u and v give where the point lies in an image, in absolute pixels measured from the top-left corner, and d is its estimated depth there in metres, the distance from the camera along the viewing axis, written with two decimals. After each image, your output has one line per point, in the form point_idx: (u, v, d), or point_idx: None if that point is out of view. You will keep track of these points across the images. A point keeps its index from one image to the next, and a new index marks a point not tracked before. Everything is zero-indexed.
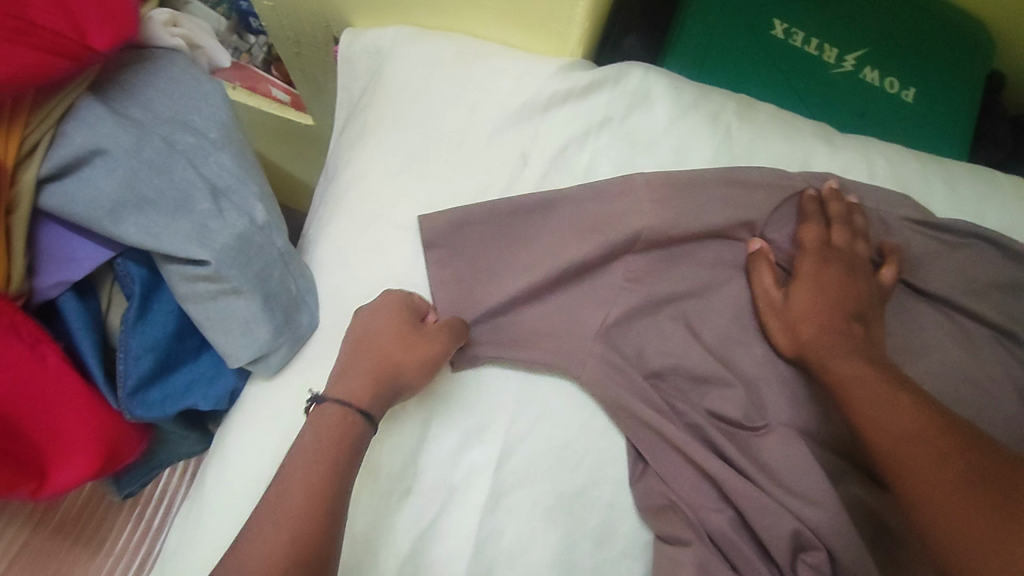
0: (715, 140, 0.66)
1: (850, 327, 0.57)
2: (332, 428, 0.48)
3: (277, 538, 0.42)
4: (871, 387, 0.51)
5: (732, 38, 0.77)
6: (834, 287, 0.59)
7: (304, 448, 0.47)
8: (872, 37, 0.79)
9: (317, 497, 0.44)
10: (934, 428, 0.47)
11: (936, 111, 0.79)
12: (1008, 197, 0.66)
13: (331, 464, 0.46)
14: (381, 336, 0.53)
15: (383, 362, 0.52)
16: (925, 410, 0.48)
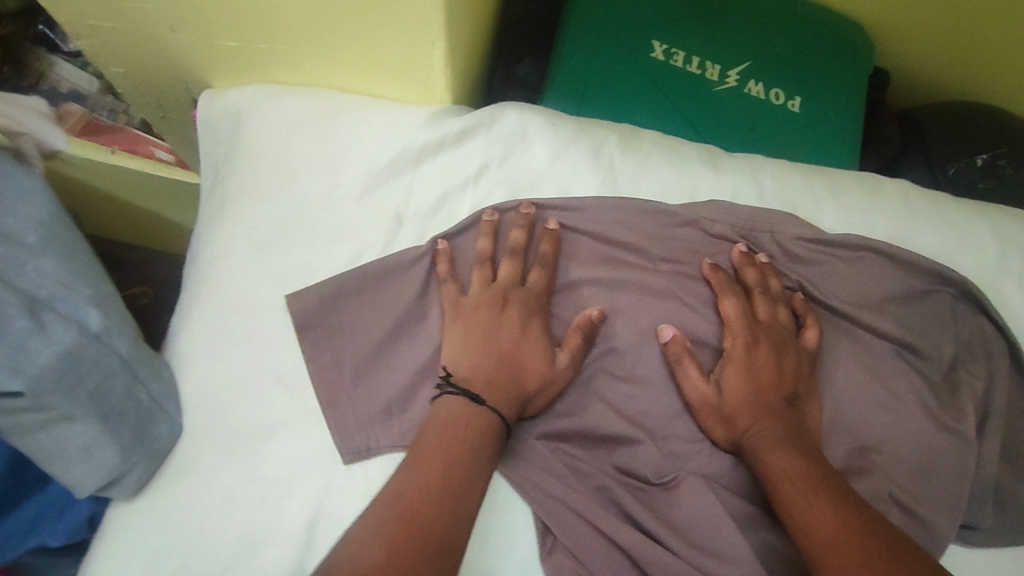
0: (599, 174, 0.64)
1: (784, 409, 0.55)
2: (453, 428, 0.49)
3: (400, 549, 0.40)
4: (802, 475, 0.49)
5: (613, 65, 0.75)
6: (766, 367, 0.56)
7: (443, 418, 0.50)
8: (751, 50, 0.78)
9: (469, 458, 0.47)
10: (859, 528, 0.45)
11: (822, 119, 0.79)
12: (897, 203, 0.66)
13: (456, 467, 0.46)
14: (529, 356, 0.54)
15: (533, 381, 0.54)
16: (855, 508, 0.47)
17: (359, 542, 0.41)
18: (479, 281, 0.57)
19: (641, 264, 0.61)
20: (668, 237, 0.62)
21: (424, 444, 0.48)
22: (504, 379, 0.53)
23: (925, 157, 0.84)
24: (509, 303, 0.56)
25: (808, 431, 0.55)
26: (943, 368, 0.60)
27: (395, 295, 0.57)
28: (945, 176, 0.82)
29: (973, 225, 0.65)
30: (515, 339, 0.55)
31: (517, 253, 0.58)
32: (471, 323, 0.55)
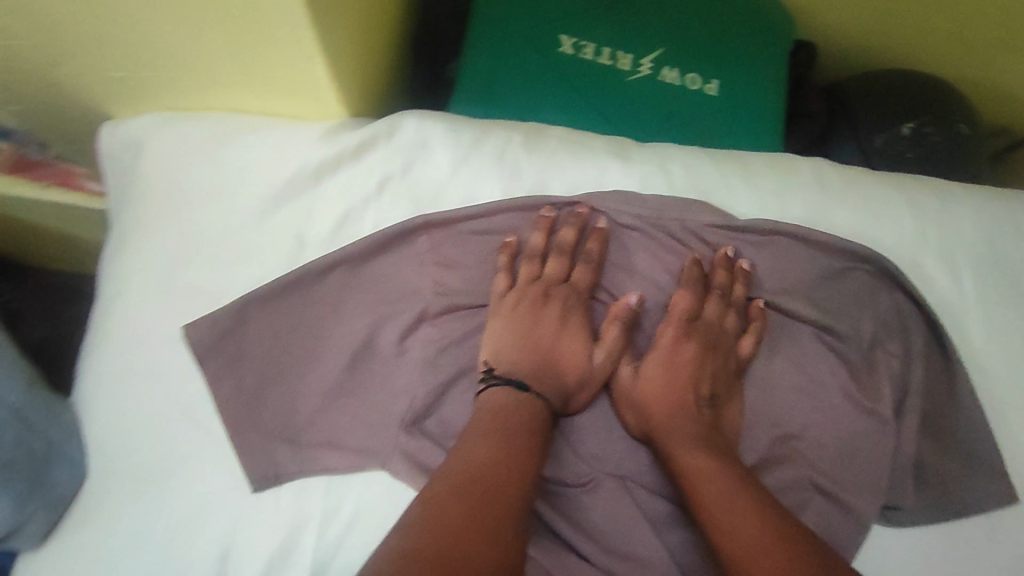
0: (504, 176, 0.63)
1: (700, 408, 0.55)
2: (508, 413, 0.52)
3: (470, 495, 0.44)
4: (720, 473, 0.49)
5: (521, 62, 0.73)
6: (682, 366, 0.57)
7: (502, 395, 0.54)
8: (665, 36, 0.77)
9: (532, 419, 0.52)
10: (779, 534, 0.45)
11: (739, 101, 0.78)
12: (810, 182, 0.64)
13: (520, 444, 0.50)
14: (564, 344, 0.57)
15: (570, 376, 0.56)
16: (772, 509, 0.47)
17: (434, 496, 0.44)
18: (525, 275, 0.59)
19: (557, 259, 0.59)
20: (579, 231, 0.60)
21: (477, 427, 0.51)
22: (547, 371, 0.56)
23: (852, 130, 0.83)
24: (551, 296, 0.59)
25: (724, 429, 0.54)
26: (862, 345, 0.59)
27: (549, 277, 0.59)
28: (872, 148, 0.81)
29: (886, 199, 0.64)
30: (554, 334, 0.58)
31: (565, 252, 0.59)
32: (513, 321, 0.57)
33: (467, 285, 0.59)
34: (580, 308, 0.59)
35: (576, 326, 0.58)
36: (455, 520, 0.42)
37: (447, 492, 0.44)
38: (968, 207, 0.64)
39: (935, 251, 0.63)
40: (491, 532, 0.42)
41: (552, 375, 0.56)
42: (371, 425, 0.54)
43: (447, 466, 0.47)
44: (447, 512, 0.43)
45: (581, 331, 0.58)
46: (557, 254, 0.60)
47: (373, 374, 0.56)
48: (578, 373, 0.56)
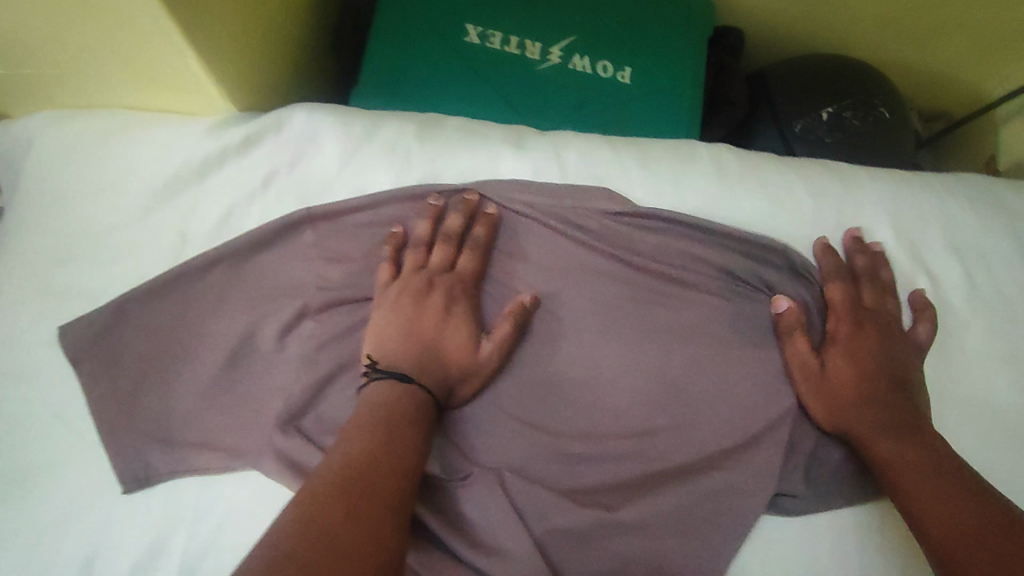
0: (394, 168, 0.61)
1: (880, 384, 0.55)
2: (399, 404, 0.48)
3: (357, 487, 0.40)
4: (908, 469, 0.50)
5: (425, 51, 0.72)
6: (869, 342, 0.56)
7: (386, 394, 0.49)
8: (575, 23, 0.75)
9: (415, 406, 0.49)
10: (987, 512, 0.46)
11: (655, 88, 0.76)
12: (708, 169, 0.63)
13: (403, 431, 0.46)
14: (451, 331, 0.54)
15: (454, 365, 0.53)
16: (964, 487, 0.48)
17: (317, 490, 0.40)
18: (411, 264, 0.57)
19: (442, 246, 0.57)
20: (467, 218, 0.58)
21: (351, 423, 0.46)
22: (430, 360, 0.52)
23: (774, 116, 0.81)
24: (436, 285, 0.55)
25: (857, 424, 0.54)
26: (754, 333, 0.58)
27: (435, 266, 0.57)
28: (793, 134, 0.79)
29: (787, 183, 0.63)
30: (439, 321, 0.54)
31: (451, 239, 0.57)
32: (395, 309, 0.54)
33: (352, 279, 0.58)
34: (467, 296, 0.56)
35: (463, 314, 0.55)
36: (340, 514, 0.38)
37: (328, 485, 0.40)
38: (871, 190, 0.63)
39: (836, 236, 0.62)
40: (377, 525, 0.39)
41: (435, 364, 0.52)
42: (248, 424, 0.54)
43: (328, 457, 0.43)
44: (333, 508, 0.38)
45: (468, 320, 0.54)
46: (440, 240, 0.57)
47: (252, 372, 0.55)
48: (463, 362, 0.53)
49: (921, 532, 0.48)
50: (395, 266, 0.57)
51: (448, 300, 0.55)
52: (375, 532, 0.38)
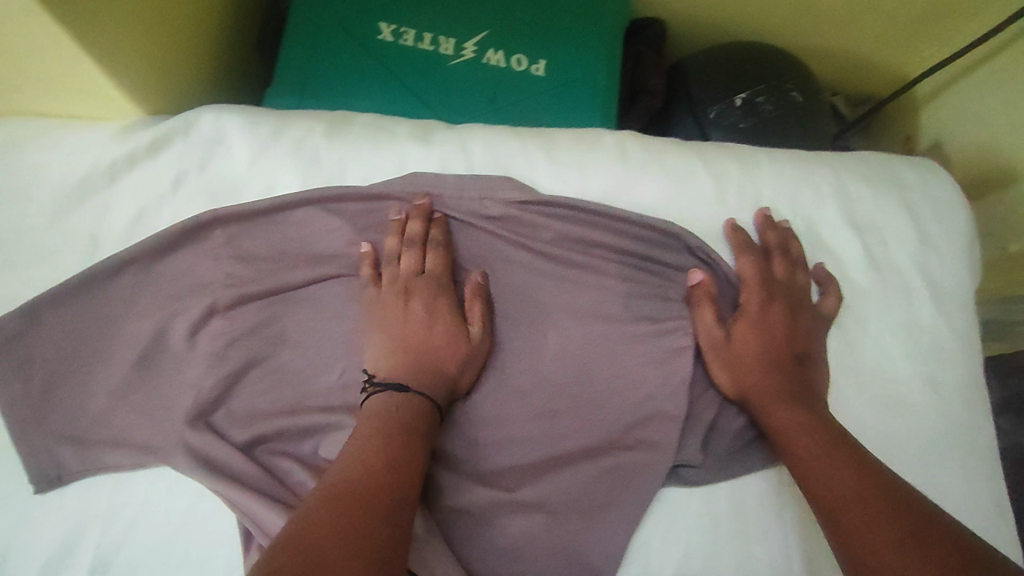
0: (302, 166, 0.63)
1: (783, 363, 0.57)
2: (397, 415, 0.50)
3: (356, 499, 0.42)
4: (802, 442, 0.52)
5: (343, 52, 0.75)
6: (775, 323, 0.58)
7: (384, 409, 0.51)
8: (488, 20, 0.78)
9: (416, 414, 0.51)
10: (868, 481, 0.48)
11: (570, 79, 0.78)
12: (611, 155, 0.65)
13: (403, 442, 0.48)
14: (434, 336, 0.56)
15: (450, 365, 0.55)
16: (850, 459, 0.50)
17: (318, 503, 0.42)
18: (388, 277, 0.58)
19: (410, 253, 0.58)
20: (424, 221, 0.59)
21: (354, 438, 0.48)
22: (420, 367, 0.54)
23: (691, 104, 0.84)
24: (411, 293, 0.57)
25: (762, 403, 0.55)
26: (655, 313, 0.59)
27: (405, 273, 0.57)
28: (707, 120, 0.82)
29: (689, 168, 0.65)
30: (423, 327, 0.56)
31: (416, 244, 0.58)
32: (386, 326, 0.56)
33: (261, 276, 0.59)
34: (445, 294, 0.57)
35: (445, 313, 0.56)
36: (339, 522, 0.40)
37: (327, 497, 0.42)
38: (768, 172, 0.65)
39: (736, 216, 0.63)
40: (377, 532, 0.41)
41: (430, 369, 0.54)
42: (157, 421, 0.55)
43: (331, 473, 0.45)
44: (335, 517, 0.40)
45: (450, 320, 0.56)
46: (405, 245, 0.58)
47: (162, 370, 0.57)
48: (451, 360, 0.55)
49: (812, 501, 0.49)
50: (375, 281, 0.58)
51: (429, 305, 0.56)
52: (375, 537, 0.40)
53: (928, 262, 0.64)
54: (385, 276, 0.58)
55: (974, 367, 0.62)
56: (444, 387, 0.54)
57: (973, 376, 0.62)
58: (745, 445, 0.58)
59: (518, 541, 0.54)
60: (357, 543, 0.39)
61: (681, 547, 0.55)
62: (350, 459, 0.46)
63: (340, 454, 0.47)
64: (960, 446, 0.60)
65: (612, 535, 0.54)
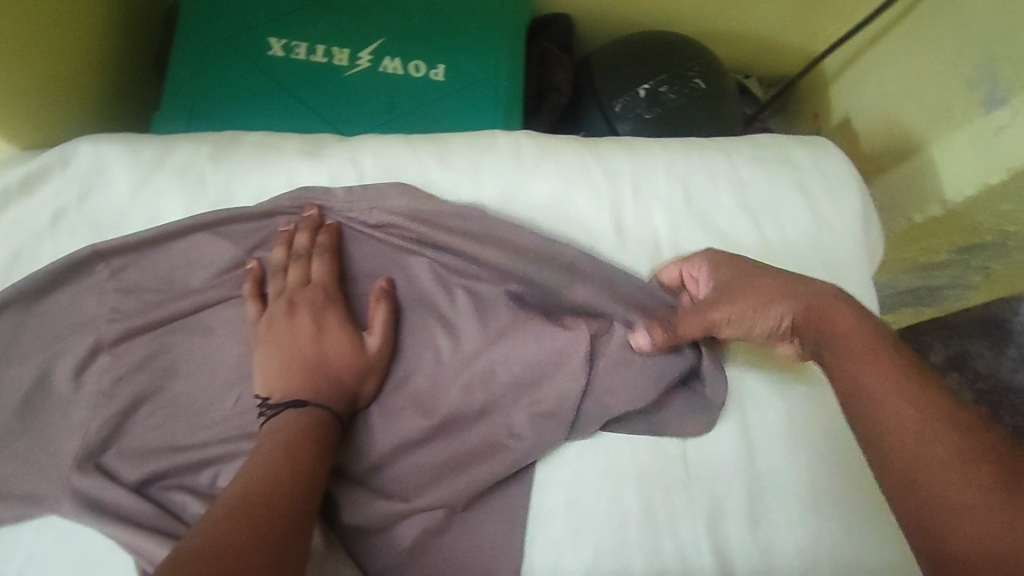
0: (187, 191, 0.61)
1: (828, 305, 0.51)
2: (297, 426, 0.50)
3: (263, 508, 0.43)
4: (871, 367, 0.47)
5: (234, 70, 0.73)
6: (766, 291, 0.53)
7: (286, 421, 0.50)
8: (382, 28, 0.77)
9: (316, 422, 0.51)
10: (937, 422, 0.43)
11: (469, 81, 0.78)
12: (505, 155, 0.65)
13: (307, 450, 0.49)
14: (326, 345, 0.55)
15: (346, 374, 0.54)
16: (927, 391, 0.44)
17: (221, 513, 0.42)
18: (275, 291, 0.57)
19: (297, 265, 0.57)
20: (313, 232, 0.58)
21: (259, 449, 0.48)
22: (314, 380, 0.53)
23: (597, 98, 0.84)
24: (298, 305, 0.56)
25: (824, 338, 0.50)
26: (552, 309, 0.59)
27: (293, 285, 0.57)
28: (613, 113, 0.82)
29: (583, 164, 0.65)
30: (313, 339, 0.55)
31: (303, 256, 0.57)
32: (273, 340, 0.55)
33: (148, 309, 0.57)
34: (333, 304, 0.57)
35: (335, 322, 0.56)
36: (246, 531, 0.41)
37: (232, 507, 0.43)
38: (662, 162, 0.66)
39: (630, 210, 0.64)
40: (281, 540, 0.42)
41: (322, 379, 0.53)
42: (43, 468, 0.53)
43: (235, 483, 0.45)
44: (238, 526, 0.41)
45: (341, 327, 0.56)
46: (292, 258, 0.57)
47: (47, 413, 0.55)
48: (349, 368, 0.54)
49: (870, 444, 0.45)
50: (261, 299, 0.57)
51: (318, 314, 0.56)
52: (278, 545, 0.42)
53: (822, 238, 0.65)
54: (271, 290, 0.57)
55: None
56: (340, 396, 0.54)
57: None
58: (654, 441, 0.58)
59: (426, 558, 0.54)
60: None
61: (591, 548, 0.54)
62: (255, 470, 0.46)
63: (242, 465, 0.47)
64: None
65: (521, 538, 0.54)
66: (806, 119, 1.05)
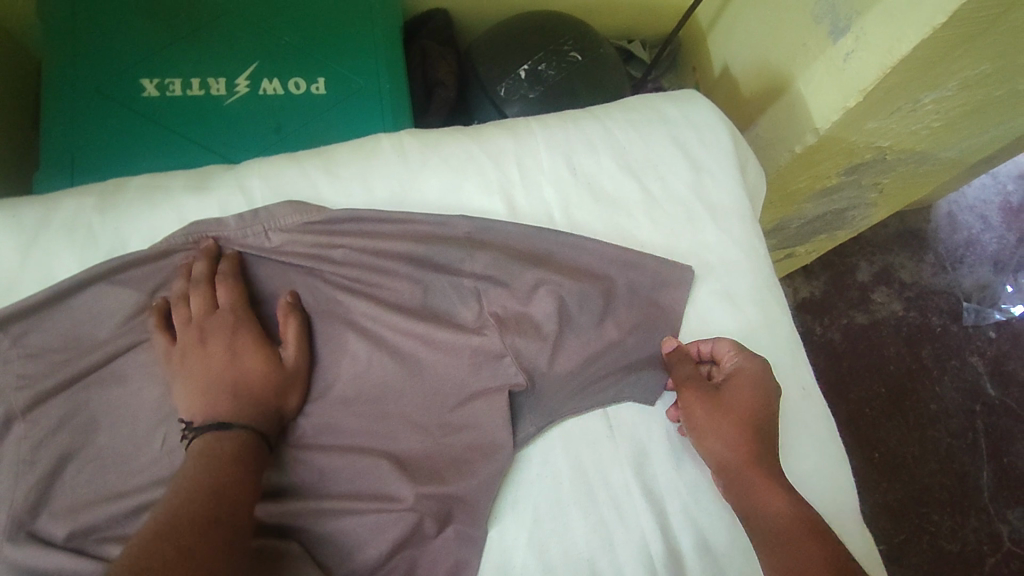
0: (77, 247, 0.61)
1: (757, 467, 0.54)
2: (220, 451, 0.51)
3: (188, 528, 0.45)
4: (774, 507, 0.51)
5: (111, 116, 0.73)
6: (725, 424, 0.56)
7: (207, 449, 0.52)
8: (255, 51, 0.77)
9: (241, 445, 0.52)
10: (807, 515, 0.51)
11: (351, 89, 0.79)
12: (390, 156, 0.66)
13: (234, 465, 0.51)
14: (242, 367, 0.57)
15: (267, 391, 0.56)
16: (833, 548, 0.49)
17: (145, 539, 0.44)
18: (181, 321, 0.58)
19: (198, 292, 0.58)
20: (211, 259, 0.59)
21: (185, 471, 0.50)
22: (235, 404, 0.55)
23: (483, 86, 0.87)
24: (207, 334, 0.57)
25: (750, 491, 0.53)
26: (451, 307, 0.62)
27: (197, 314, 0.58)
28: (499, 97, 0.85)
29: (467, 153, 0.67)
30: (226, 363, 0.57)
31: (203, 283, 0.58)
32: (188, 370, 0.56)
33: (56, 370, 0.57)
34: (241, 325, 0.58)
35: (248, 343, 0.58)
36: (168, 556, 0.43)
37: (157, 529, 0.45)
38: (541, 138, 0.69)
39: (519, 189, 0.66)
40: (210, 555, 0.45)
41: (241, 400, 0.55)
42: None
43: (158, 508, 0.47)
44: (162, 551, 0.43)
45: (254, 347, 0.58)
46: (192, 286, 0.58)
47: None
48: (268, 385, 0.56)
49: (759, 534, 0.51)
50: (169, 331, 0.58)
51: (227, 341, 0.57)
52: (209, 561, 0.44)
53: (701, 185, 0.69)
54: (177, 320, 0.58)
55: (762, 270, 0.68)
56: (262, 413, 0.55)
57: (763, 276, 0.68)
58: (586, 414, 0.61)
59: (376, 553, 0.55)
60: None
61: (530, 510, 0.58)
62: (178, 492, 0.48)
63: (167, 490, 0.49)
64: (764, 341, 0.65)
65: (465, 515, 0.56)
66: (689, 74, 1.14)
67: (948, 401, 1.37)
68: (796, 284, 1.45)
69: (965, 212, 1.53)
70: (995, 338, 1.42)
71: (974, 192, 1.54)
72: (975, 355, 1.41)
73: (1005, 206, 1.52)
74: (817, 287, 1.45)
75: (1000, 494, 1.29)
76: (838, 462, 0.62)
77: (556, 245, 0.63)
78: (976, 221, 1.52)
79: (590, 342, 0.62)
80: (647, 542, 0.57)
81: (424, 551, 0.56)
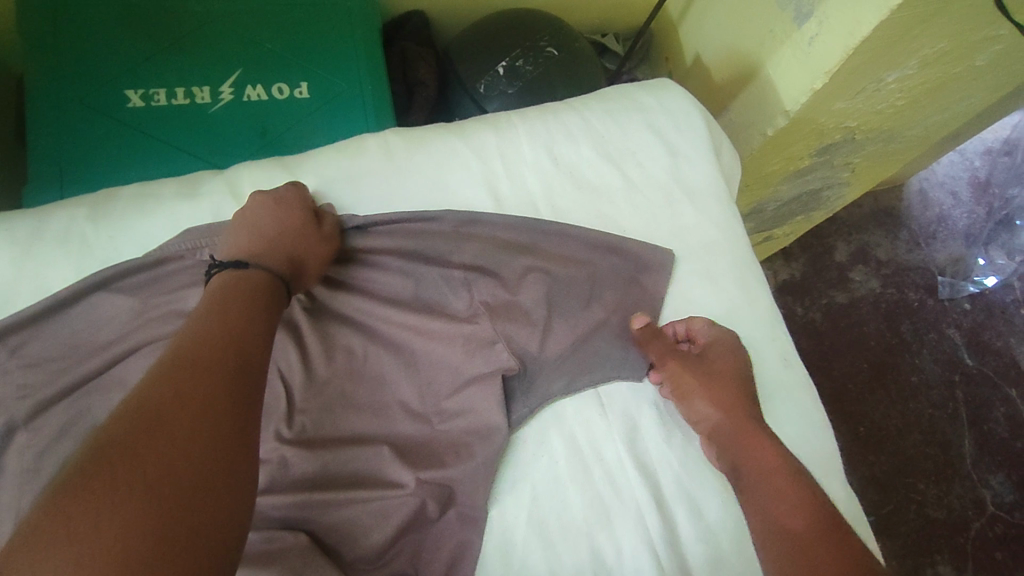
0: (72, 259, 0.62)
1: (746, 431, 0.59)
2: (251, 287, 0.54)
3: (202, 388, 0.43)
4: (762, 465, 0.56)
5: (97, 129, 0.74)
6: (714, 393, 0.62)
7: (240, 275, 0.54)
8: (237, 58, 0.79)
9: (268, 287, 0.55)
10: (790, 468, 0.56)
11: (334, 91, 0.80)
12: (376, 154, 0.68)
13: (250, 330, 0.49)
14: (281, 217, 0.59)
15: (304, 249, 0.59)
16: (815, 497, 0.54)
17: (151, 393, 0.41)
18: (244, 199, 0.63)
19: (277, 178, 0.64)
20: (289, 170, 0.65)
21: (207, 315, 0.49)
22: (265, 242, 0.58)
23: (462, 84, 0.89)
24: (263, 197, 0.61)
25: (739, 453, 0.58)
26: (444, 298, 0.64)
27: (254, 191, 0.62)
28: (478, 94, 0.87)
29: (451, 148, 0.69)
30: (270, 214, 0.60)
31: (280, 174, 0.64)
32: (240, 220, 0.60)
33: (58, 378, 0.58)
34: (292, 191, 0.62)
35: (293, 206, 0.61)
36: (181, 410, 0.41)
37: (168, 381, 0.42)
38: (522, 130, 0.71)
39: (503, 181, 0.68)
40: (220, 428, 0.42)
41: (274, 241, 0.58)
42: None
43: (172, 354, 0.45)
44: (175, 407, 0.41)
45: (300, 210, 0.60)
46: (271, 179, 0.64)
47: None
48: (300, 241, 0.59)
49: (744, 489, 0.57)
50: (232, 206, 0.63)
51: (274, 207, 0.60)
52: (216, 437, 0.41)
53: (679, 169, 0.72)
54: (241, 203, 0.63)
55: (740, 249, 0.71)
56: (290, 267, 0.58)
57: (742, 254, 0.71)
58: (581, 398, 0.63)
59: (381, 540, 0.57)
60: (184, 496, 0.38)
61: (529, 490, 0.60)
62: (193, 341, 0.46)
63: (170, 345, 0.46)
64: (745, 317, 0.68)
65: (466, 498, 0.59)
66: (662, 65, 1.16)
67: (928, 372, 1.41)
68: (776, 266, 1.48)
69: (936, 188, 1.58)
70: (970, 310, 1.47)
71: (943, 169, 1.59)
72: (952, 326, 1.46)
73: (973, 181, 1.57)
74: (797, 268, 1.49)
75: (981, 460, 1.34)
76: (821, 428, 0.65)
77: (543, 235, 0.66)
78: (946, 197, 1.57)
79: (579, 325, 0.64)
80: (644, 518, 0.59)
81: (428, 535, 0.58)
